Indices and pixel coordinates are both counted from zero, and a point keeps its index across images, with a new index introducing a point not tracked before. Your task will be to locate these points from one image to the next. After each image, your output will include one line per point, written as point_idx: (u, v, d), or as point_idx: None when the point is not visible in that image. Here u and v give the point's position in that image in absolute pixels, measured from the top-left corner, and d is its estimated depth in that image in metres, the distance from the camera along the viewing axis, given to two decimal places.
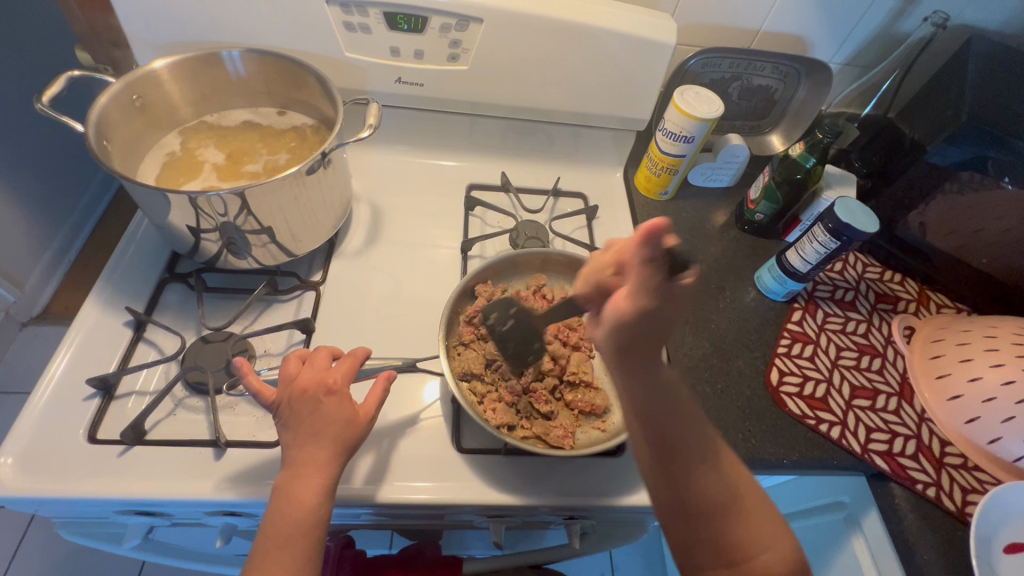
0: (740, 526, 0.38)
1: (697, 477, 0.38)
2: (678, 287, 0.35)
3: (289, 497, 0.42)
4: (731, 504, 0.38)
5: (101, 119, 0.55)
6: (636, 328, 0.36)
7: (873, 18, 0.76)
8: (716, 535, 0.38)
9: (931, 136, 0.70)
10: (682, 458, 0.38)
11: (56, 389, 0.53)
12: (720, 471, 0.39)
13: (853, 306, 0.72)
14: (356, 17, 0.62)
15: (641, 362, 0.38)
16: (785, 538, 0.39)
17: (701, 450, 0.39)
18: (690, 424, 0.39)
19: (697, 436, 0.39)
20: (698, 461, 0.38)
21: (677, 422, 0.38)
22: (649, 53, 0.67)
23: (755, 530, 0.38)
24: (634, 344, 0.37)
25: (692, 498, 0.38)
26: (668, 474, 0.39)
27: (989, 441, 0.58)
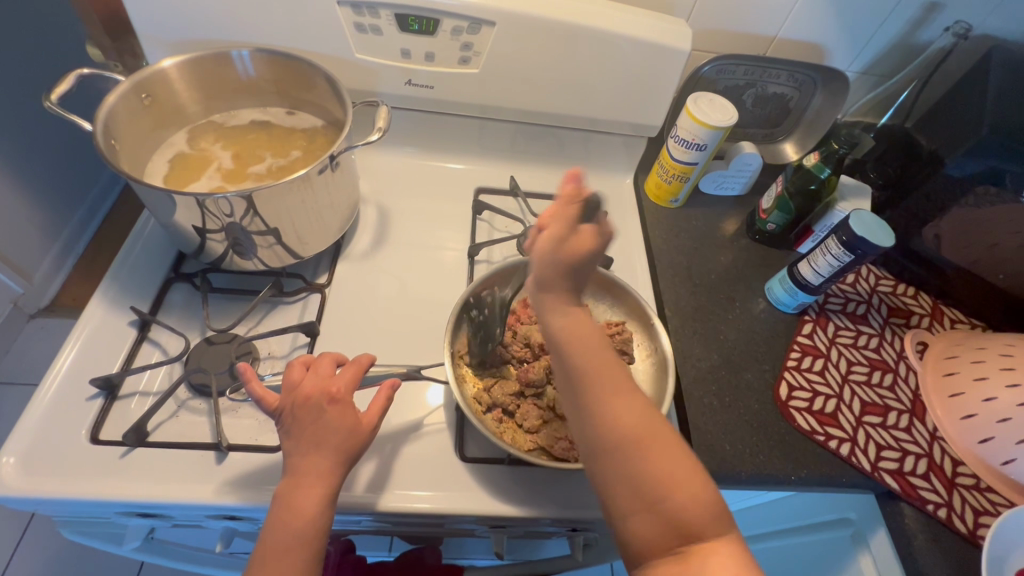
0: (645, 463, 0.37)
1: (605, 414, 0.39)
2: (581, 234, 0.40)
3: (289, 506, 0.42)
4: (638, 438, 0.38)
5: (109, 118, 0.55)
6: (557, 269, 0.41)
7: (892, 26, 0.74)
8: (626, 469, 0.38)
9: (949, 148, 0.70)
10: (582, 395, 0.40)
11: (60, 387, 0.53)
12: (627, 404, 0.39)
13: (865, 319, 0.71)
14: (368, 18, 0.61)
15: (548, 302, 0.42)
16: (697, 479, 0.37)
17: (605, 387, 0.40)
18: (598, 360, 0.41)
19: (605, 373, 0.40)
20: (609, 393, 0.39)
21: (571, 351, 0.41)
22: (663, 59, 0.66)
23: (655, 466, 0.37)
24: (552, 279, 0.41)
25: (602, 432, 0.39)
26: (584, 410, 0.40)
27: (1002, 462, 0.57)
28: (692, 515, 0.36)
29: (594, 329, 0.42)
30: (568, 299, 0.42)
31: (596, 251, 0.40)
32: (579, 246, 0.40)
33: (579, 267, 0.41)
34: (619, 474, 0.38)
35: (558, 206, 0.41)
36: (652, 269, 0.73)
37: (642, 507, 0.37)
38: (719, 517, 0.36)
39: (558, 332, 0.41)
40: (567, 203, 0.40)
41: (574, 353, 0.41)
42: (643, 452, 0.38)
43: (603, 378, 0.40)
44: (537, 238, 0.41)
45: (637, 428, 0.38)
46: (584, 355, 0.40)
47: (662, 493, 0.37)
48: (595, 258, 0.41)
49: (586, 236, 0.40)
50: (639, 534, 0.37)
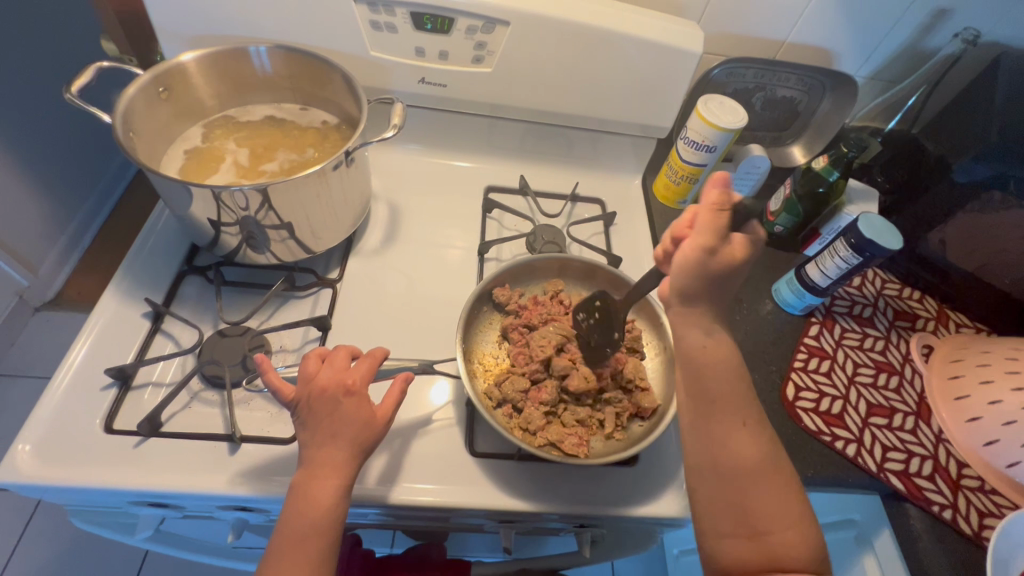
0: (754, 497, 0.43)
1: (727, 445, 0.45)
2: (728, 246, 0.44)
3: (305, 496, 0.42)
4: (754, 472, 0.44)
5: (129, 111, 0.55)
6: (696, 285, 0.46)
7: (901, 31, 0.75)
8: (739, 499, 0.43)
9: (956, 153, 0.72)
10: (709, 421, 0.46)
11: (75, 376, 0.53)
12: (749, 439, 0.45)
13: (871, 322, 0.72)
14: (383, 16, 0.62)
15: (697, 327, 0.48)
16: (802, 523, 0.43)
17: (732, 417, 0.45)
18: (731, 393, 0.46)
19: (729, 409, 0.46)
20: (736, 425, 0.45)
21: (710, 380, 0.46)
22: (674, 61, 0.67)
23: (771, 504, 0.43)
24: (705, 289, 0.46)
25: (717, 459, 0.45)
26: (708, 434, 0.46)
27: (1007, 465, 0.58)
28: (788, 557, 0.42)
29: (734, 365, 0.48)
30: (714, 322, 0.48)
31: (743, 260, 0.45)
32: (733, 255, 0.44)
33: (721, 285, 0.46)
34: (727, 505, 0.44)
35: (702, 214, 0.44)
36: None
37: (745, 534, 0.43)
38: (818, 559, 0.42)
39: (699, 352, 0.47)
40: (711, 211, 0.44)
41: (711, 381, 0.46)
42: (766, 485, 0.44)
43: (733, 412, 0.46)
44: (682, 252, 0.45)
45: (751, 464, 0.44)
46: (719, 388, 0.46)
47: (766, 527, 0.42)
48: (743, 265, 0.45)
49: (738, 245, 0.45)
50: (734, 557, 0.43)
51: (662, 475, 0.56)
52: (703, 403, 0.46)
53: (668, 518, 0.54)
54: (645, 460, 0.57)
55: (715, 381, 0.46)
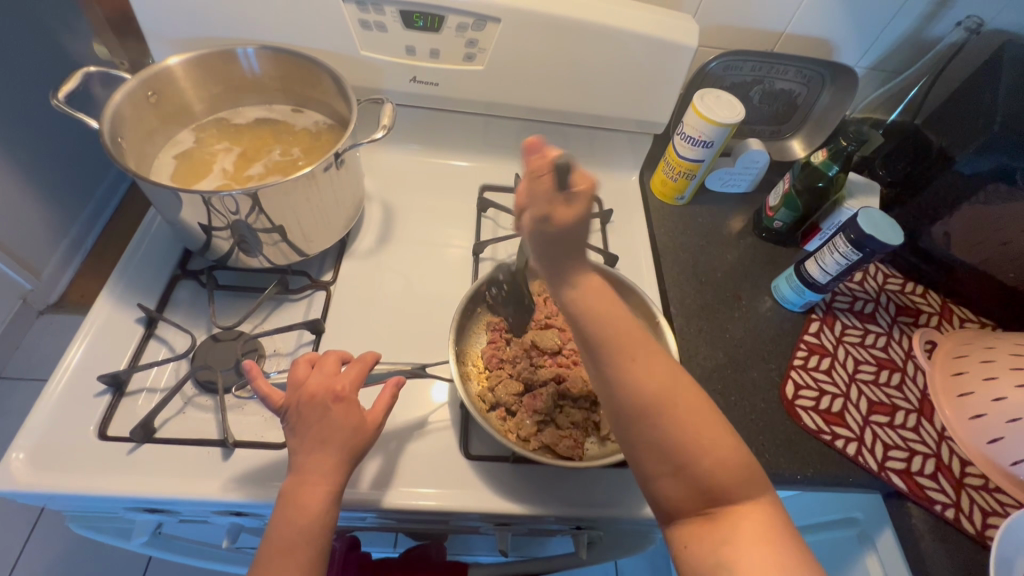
0: (676, 425, 0.39)
1: (635, 379, 0.40)
2: (563, 204, 0.38)
3: (295, 503, 0.42)
4: (666, 397, 0.40)
5: (116, 116, 0.55)
6: (548, 252, 0.40)
7: (903, 21, 0.73)
8: (657, 435, 0.39)
9: (959, 146, 0.70)
10: (614, 356, 0.40)
11: (69, 383, 0.53)
12: (656, 359, 0.41)
13: (872, 318, 0.71)
14: (372, 15, 0.61)
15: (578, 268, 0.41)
16: (723, 431, 0.40)
17: (636, 346, 0.41)
18: (620, 329, 0.41)
19: (630, 338, 0.41)
20: (627, 362, 0.40)
21: (604, 313, 0.40)
22: (669, 55, 0.65)
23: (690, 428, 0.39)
24: (548, 252, 0.40)
25: (628, 398, 0.40)
26: (608, 375, 0.40)
27: (1011, 462, 0.57)
28: (722, 478, 0.38)
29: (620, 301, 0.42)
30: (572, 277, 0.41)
31: (583, 215, 0.38)
32: (567, 216, 0.38)
33: (567, 246, 0.39)
34: (649, 444, 0.39)
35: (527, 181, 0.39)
36: (657, 267, 0.72)
37: (671, 471, 0.39)
38: (746, 468, 0.39)
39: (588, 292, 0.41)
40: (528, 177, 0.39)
41: (602, 311, 0.40)
42: (674, 414, 0.39)
43: (639, 341, 0.41)
44: (521, 220, 0.40)
45: (666, 388, 0.40)
46: (607, 329, 0.40)
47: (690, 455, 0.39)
48: (586, 221, 0.39)
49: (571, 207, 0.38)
50: (670, 494, 0.39)
51: None
52: (602, 340, 0.40)
53: None
54: None
55: (603, 324, 0.40)
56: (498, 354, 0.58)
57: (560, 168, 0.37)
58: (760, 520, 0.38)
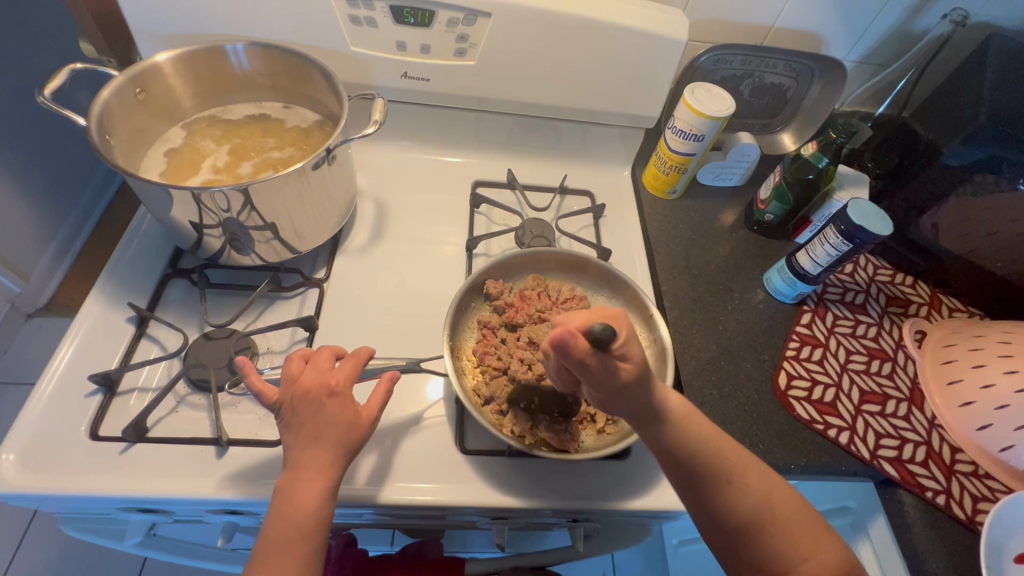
0: (778, 538, 0.42)
1: (735, 496, 0.42)
2: (610, 361, 0.40)
3: (290, 499, 0.42)
4: (765, 506, 0.42)
5: (103, 114, 0.55)
6: (634, 409, 0.43)
7: (890, 14, 0.74)
8: (757, 550, 0.42)
9: (945, 138, 0.70)
10: (714, 475, 0.43)
11: (59, 383, 0.53)
12: (750, 469, 0.44)
13: (863, 308, 0.71)
14: (363, 10, 0.61)
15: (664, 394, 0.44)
16: (818, 537, 0.43)
17: (732, 461, 0.44)
18: (710, 450, 0.43)
19: (725, 458, 0.44)
20: (723, 482, 0.43)
21: (697, 433, 0.44)
22: (660, 48, 0.66)
23: (788, 542, 0.42)
24: (625, 407, 0.43)
25: (732, 517, 0.42)
26: (706, 499, 0.43)
27: (1000, 449, 0.58)
28: None
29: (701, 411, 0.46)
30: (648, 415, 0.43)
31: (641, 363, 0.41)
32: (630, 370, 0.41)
33: (640, 398, 0.42)
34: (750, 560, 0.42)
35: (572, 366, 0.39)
36: (650, 261, 0.73)
37: None
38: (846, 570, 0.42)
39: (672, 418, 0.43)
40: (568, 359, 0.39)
41: (693, 435, 0.44)
42: (773, 530, 0.42)
43: (733, 455, 0.44)
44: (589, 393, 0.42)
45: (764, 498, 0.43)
46: (698, 450, 0.43)
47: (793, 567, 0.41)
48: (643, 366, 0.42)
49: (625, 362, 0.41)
50: None
51: (654, 467, 0.56)
52: (698, 463, 0.43)
53: (661, 511, 0.54)
54: (636, 454, 0.56)
55: (692, 447, 0.43)
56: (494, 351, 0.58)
57: (595, 337, 0.38)
58: None
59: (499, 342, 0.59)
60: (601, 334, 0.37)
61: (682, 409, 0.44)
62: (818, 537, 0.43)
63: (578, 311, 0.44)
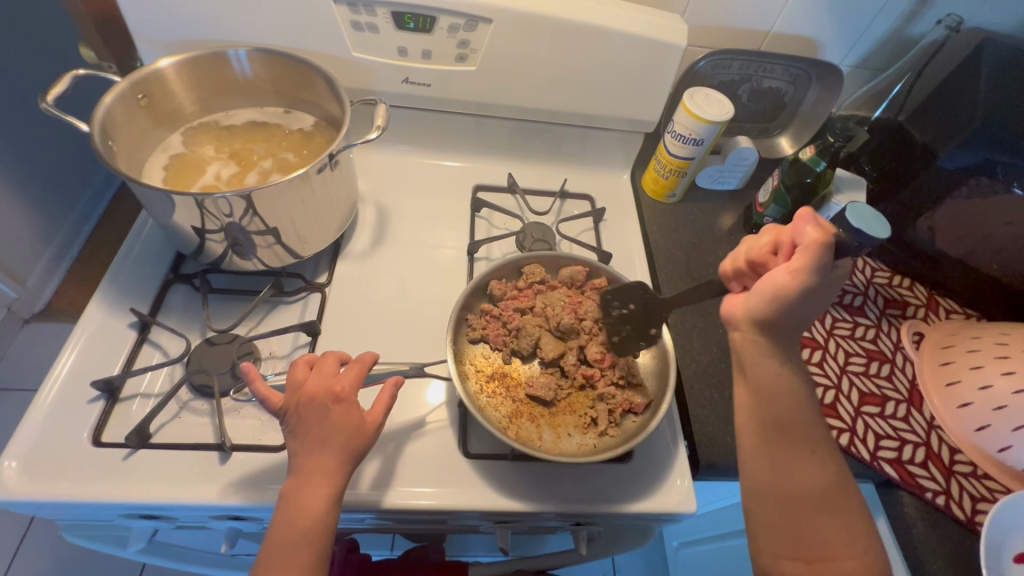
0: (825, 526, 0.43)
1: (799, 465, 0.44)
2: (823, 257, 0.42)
3: (296, 505, 0.42)
4: (805, 505, 0.44)
5: (106, 120, 0.55)
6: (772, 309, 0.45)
7: (885, 20, 0.75)
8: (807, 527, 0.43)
9: (940, 142, 0.71)
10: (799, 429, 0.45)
11: (62, 389, 0.53)
12: (830, 549, 0.43)
13: (861, 310, 0.72)
14: (364, 16, 0.61)
15: (776, 457, 0.45)
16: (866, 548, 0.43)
17: (817, 551, 0.43)
18: (797, 426, 0.45)
19: (806, 433, 0.45)
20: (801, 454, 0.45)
21: (792, 452, 0.45)
22: (659, 54, 0.66)
23: (838, 537, 0.43)
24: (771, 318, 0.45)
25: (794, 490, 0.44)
26: (773, 466, 0.45)
27: (998, 449, 0.58)
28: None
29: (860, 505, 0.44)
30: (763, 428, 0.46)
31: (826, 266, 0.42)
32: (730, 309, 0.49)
33: (774, 411, 0.45)
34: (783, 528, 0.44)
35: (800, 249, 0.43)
36: (651, 265, 0.73)
37: (805, 559, 0.43)
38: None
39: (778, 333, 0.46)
40: (813, 244, 0.43)
41: (802, 521, 0.43)
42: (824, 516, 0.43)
43: (829, 540, 0.43)
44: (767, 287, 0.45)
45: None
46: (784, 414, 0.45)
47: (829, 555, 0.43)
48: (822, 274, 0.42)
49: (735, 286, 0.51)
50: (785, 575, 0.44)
51: (658, 470, 0.56)
52: (791, 526, 0.44)
53: (665, 513, 0.54)
54: (639, 456, 0.57)
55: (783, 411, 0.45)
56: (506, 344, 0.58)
57: (784, 248, 0.46)
58: None
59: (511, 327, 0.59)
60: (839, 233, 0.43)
61: (817, 496, 0.44)
62: (859, 546, 0.43)
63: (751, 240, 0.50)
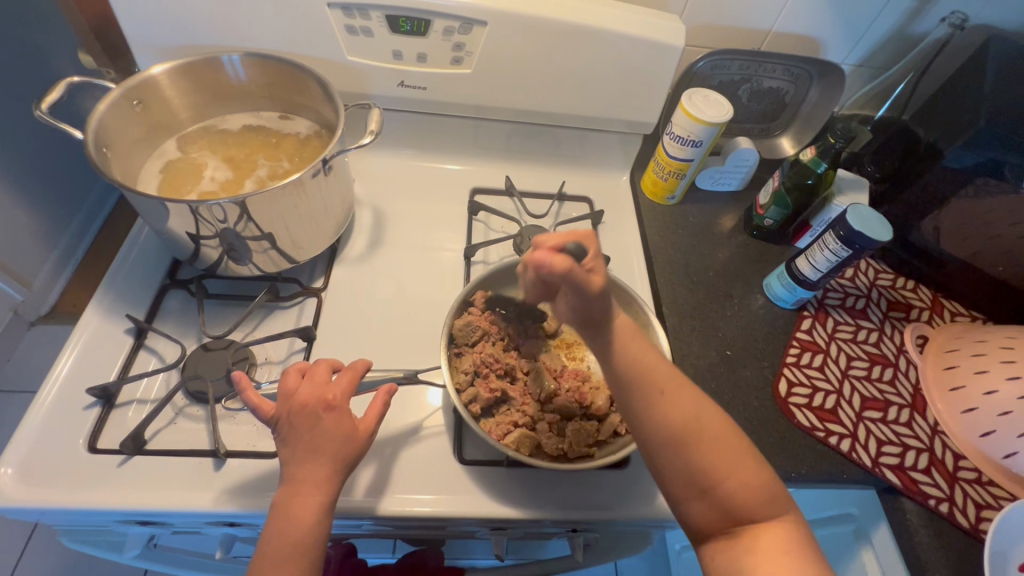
0: (705, 451, 0.42)
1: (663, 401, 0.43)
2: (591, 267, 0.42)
3: (287, 515, 0.41)
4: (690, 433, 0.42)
5: (101, 127, 0.55)
6: (579, 303, 0.42)
7: (888, 18, 0.74)
8: (685, 460, 0.42)
9: (946, 139, 0.69)
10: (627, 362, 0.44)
11: (58, 395, 0.53)
12: (721, 478, 0.41)
13: (864, 313, 0.71)
14: (358, 20, 0.61)
15: (640, 398, 0.43)
16: (748, 464, 0.42)
17: (703, 479, 0.41)
18: (643, 368, 0.44)
19: (651, 367, 0.44)
20: (654, 394, 0.43)
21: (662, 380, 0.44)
22: (655, 55, 0.66)
23: (712, 460, 0.41)
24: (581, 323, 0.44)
25: (664, 427, 0.42)
26: (634, 406, 0.43)
27: (1003, 455, 0.57)
28: (744, 501, 0.41)
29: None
30: (619, 386, 0.44)
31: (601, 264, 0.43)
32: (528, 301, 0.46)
33: (621, 373, 0.44)
34: (687, 472, 0.42)
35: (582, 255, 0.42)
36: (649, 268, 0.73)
37: (696, 494, 0.42)
38: (774, 500, 0.41)
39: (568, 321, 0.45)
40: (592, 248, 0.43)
41: (687, 460, 0.41)
42: (698, 445, 0.42)
43: (712, 463, 0.41)
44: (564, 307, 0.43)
45: (732, 508, 0.41)
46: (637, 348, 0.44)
47: (710, 483, 0.41)
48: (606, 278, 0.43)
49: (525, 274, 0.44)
50: (700, 519, 0.42)
51: (655, 477, 0.55)
52: (683, 466, 0.42)
53: (662, 520, 0.54)
54: (637, 462, 0.56)
55: (636, 348, 0.44)
56: (490, 356, 0.56)
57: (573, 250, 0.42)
58: (784, 542, 0.40)
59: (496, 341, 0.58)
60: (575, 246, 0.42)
61: (682, 427, 0.42)
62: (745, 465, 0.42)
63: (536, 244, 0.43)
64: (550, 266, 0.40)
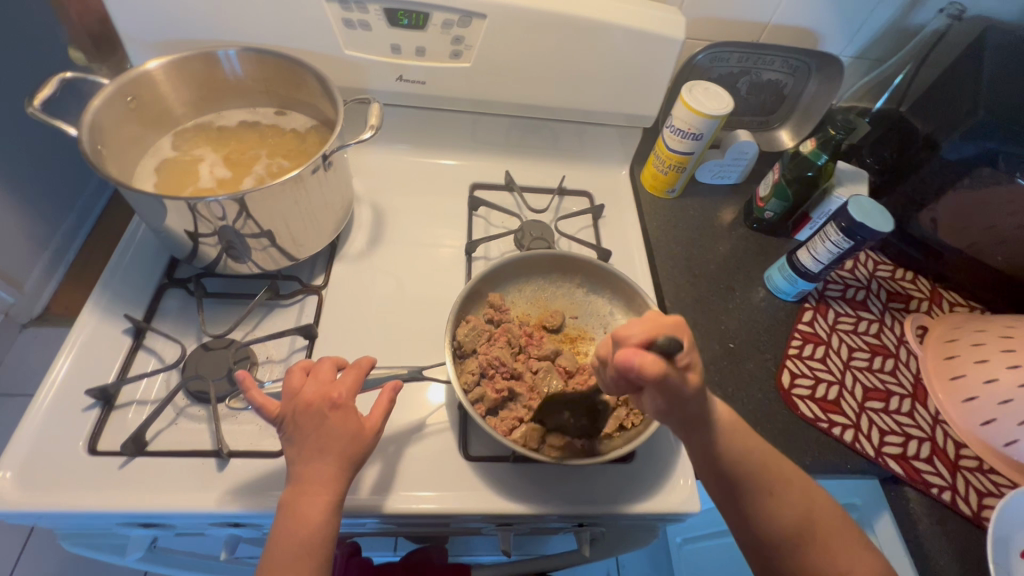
0: (817, 550, 0.44)
1: (773, 503, 0.45)
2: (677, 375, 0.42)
3: (294, 515, 0.41)
4: (794, 534, 0.44)
5: (95, 123, 0.54)
6: (669, 401, 0.43)
7: (885, 10, 0.74)
8: (799, 560, 0.44)
9: (943, 134, 0.70)
10: (737, 454, 0.46)
11: (55, 398, 0.52)
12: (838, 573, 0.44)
13: (864, 305, 0.71)
14: (356, 13, 0.60)
15: (750, 497, 0.45)
16: (857, 547, 0.45)
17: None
18: (759, 462, 0.46)
19: (766, 467, 0.46)
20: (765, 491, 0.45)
21: (764, 479, 0.46)
22: (656, 48, 0.65)
23: (825, 554, 0.44)
24: (682, 429, 0.46)
25: (775, 530, 0.45)
26: (750, 508, 0.45)
27: (1004, 443, 0.58)
28: None
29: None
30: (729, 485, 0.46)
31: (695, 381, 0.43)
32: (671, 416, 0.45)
33: (733, 473, 0.45)
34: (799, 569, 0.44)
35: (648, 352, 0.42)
36: (650, 261, 0.72)
37: None
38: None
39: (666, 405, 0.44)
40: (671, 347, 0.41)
41: (798, 553, 0.44)
42: (808, 542, 0.44)
43: (828, 559, 0.44)
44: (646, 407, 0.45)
45: None
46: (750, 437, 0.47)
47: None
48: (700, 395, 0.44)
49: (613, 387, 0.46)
50: None
51: (660, 470, 0.55)
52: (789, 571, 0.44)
53: (668, 513, 0.54)
54: (642, 456, 0.56)
55: (748, 439, 0.47)
56: (497, 358, 0.55)
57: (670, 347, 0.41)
58: None
59: (502, 339, 0.57)
60: (669, 339, 0.41)
61: (799, 522, 0.45)
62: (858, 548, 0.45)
63: (626, 324, 0.45)
64: (641, 366, 0.40)
